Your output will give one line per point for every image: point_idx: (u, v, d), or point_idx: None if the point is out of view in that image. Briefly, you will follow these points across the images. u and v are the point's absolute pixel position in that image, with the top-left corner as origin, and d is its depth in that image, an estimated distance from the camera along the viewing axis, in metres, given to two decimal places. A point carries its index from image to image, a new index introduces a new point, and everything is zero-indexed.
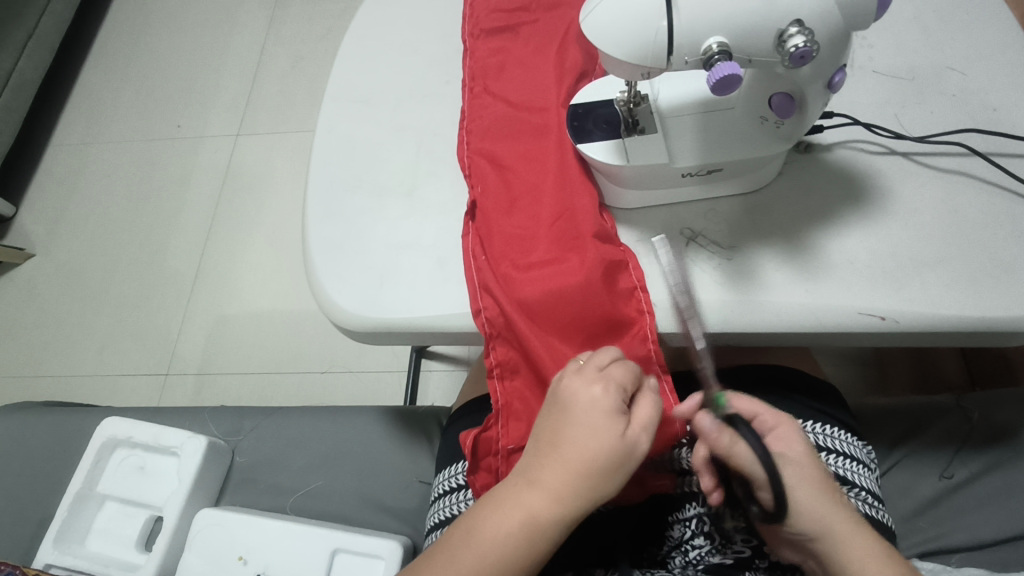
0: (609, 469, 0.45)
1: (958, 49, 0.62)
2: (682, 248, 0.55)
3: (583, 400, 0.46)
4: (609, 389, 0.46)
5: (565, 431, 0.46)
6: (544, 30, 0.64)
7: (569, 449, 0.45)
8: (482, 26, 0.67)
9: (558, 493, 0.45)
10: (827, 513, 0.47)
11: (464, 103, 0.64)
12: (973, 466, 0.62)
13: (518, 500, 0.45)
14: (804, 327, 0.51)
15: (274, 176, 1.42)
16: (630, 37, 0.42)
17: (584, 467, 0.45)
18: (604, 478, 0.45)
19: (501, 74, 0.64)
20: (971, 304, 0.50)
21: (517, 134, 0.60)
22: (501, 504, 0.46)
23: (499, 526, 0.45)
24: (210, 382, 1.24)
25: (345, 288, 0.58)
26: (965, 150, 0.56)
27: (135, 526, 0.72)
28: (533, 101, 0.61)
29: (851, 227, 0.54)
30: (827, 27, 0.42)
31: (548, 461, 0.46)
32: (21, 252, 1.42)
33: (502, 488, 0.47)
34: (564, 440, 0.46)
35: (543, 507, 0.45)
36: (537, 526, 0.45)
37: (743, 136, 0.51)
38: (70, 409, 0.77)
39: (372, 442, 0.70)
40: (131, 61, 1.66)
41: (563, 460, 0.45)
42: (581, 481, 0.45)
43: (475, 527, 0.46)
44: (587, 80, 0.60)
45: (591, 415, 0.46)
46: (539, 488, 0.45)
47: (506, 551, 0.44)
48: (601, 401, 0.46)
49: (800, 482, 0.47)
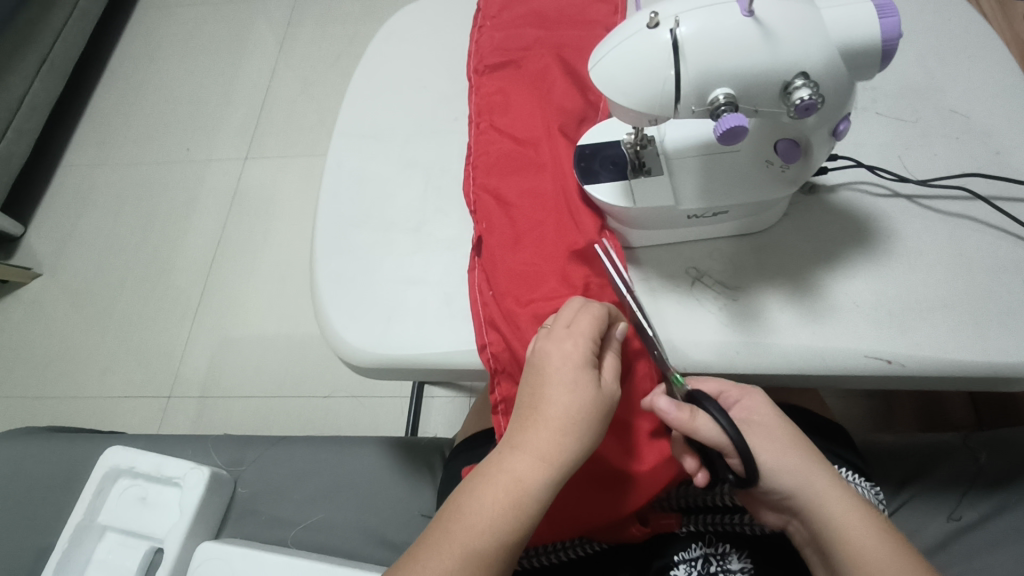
0: (589, 418, 0.46)
1: (960, 92, 0.62)
2: (687, 289, 0.55)
3: (556, 359, 0.47)
4: (581, 342, 0.47)
5: (543, 393, 0.46)
6: (547, 66, 0.65)
7: (550, 409, 0.46)
8: (488, 62, 0.67)
9: (541, 455, 0.45)
10: (795, 467, 0.49)
11: (469, 139, 0.65)
12: (981, 508, 0.61)
13: (506, 467, 0.45)
14: (811, 369, 0.51)
15: (280, 199, 1.44)
16: (637, 87, 0.43)
17: (565, 423, 0.45)
18: (587, 430, 0.45)
19: (506, 110, 0.64)
20: (977, 348, 0.50)
21: (522, 169, 0.60)
22: (488, 474, 0.46)
23: (486, 500, 0.45)
24: (212, 406, 1.24)
25: (351, 322, 0.58)
26: (968, 194, 0.57)
27: (134, 559, 0.71)
28: (539, 138, 0.61)
29: (856, 269, 0.54)
30: (831, 78, 0.43)
31: (527, 424, 0.46)
32: (29, 272, 1.43)
33: (485, 463, 0.47)
34: (543, 400, 0.46)
35: (530, 471, 0.45)
36: (524, 490, 0.44)
37: (750, 180, 0.51)
38: (74, 437, 0.77)
39: (375, 474, 0.70)
40: (142, 85, 1.69)
41: (542, 422, 0.46)
42: (564, 436, 0.45)
43: (466, 504, 0.45)
44: (591, 120, 0.61)
45: (565, 370, 0.46)
46: (524, 453, 0.45)
47: (500, 521, 0.44)
48: (573, 354, 0.46)
49: (766, 441, 0.50)
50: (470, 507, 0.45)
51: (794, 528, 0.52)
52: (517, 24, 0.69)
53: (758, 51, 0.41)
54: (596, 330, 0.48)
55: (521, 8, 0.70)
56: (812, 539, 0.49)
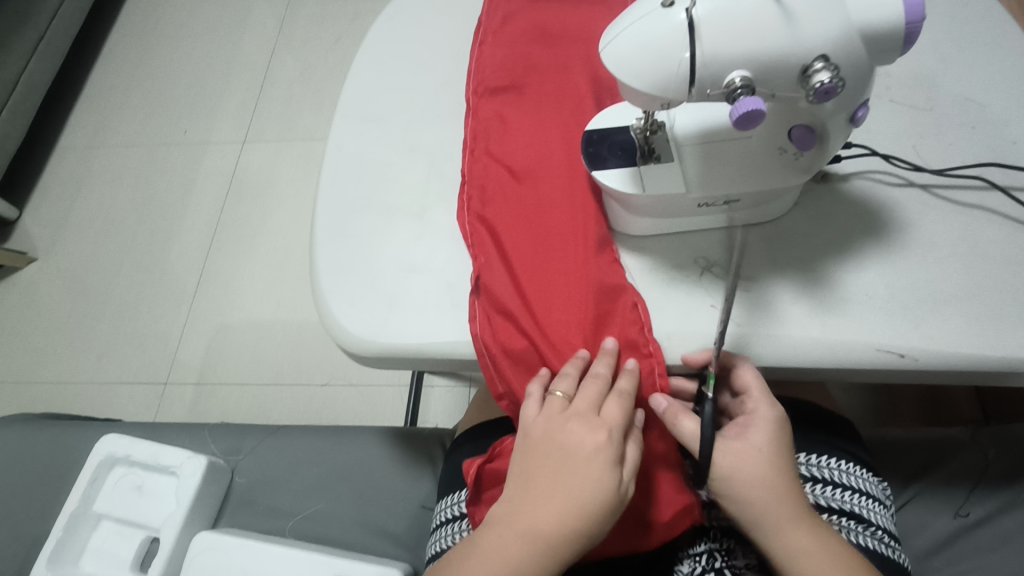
0: (602, 516, 0.46)
1: (977, 79, 0.61)
2: (695, 279, 0.54)
3: (584, 448, 0.48)
4: (609, 435, 0.48)
5: (560, 486, 0.47)
6: (551, 88, 0.62)
7: (565, 500, 0.47)
8: (486, 83, 0.64)
9: (545, 542, 0.46)
10: (752, 490, 0.47)
11: (466, 164, 0.61)
12: (988, 504, 0.61)
13: (503, 548, 0.46)
14: (820, 362, 0.50)
15: (278, 184, 1.42)
16: (650, 69, 0.42)
17: (576, 515, 0.46)
18: (595, 527, 0.46)
19: (506, 136, 0.61)
20: (991, 343, 0.49)
21: (520, 148, 0.60)
22: (493, 549, 0.47)
23: (484, 574, 0.46)
24: (209, 393, 1.23)
25: (352, 311, 0.57)
26: (984, 184, 0.56)
27: (130, 547, 0.71)
28: (535, 118, 0.61)
29: (868, 260, 0.53)
30: (851, 62, 0.41)
31: (539, 504, 0.47)
32: (24, 256, 1.41)
33: (484, 533, 0.48)
34: (560, 495, 0.47)
35: (536, 557, 0.46)
36: (523, 573, 0.46)
37: (762, 167, 0.50)
38: (69, 423, 0.76)
39: (374, 463, 0.69)
40: (139, 66, 1.66)
41: (556, 508, 0.47)
42: (576, 530, 0.46)
43: (462, 568, 0.47)
44: (599, 109, 0.60)
45: (584, 463, 0.47)
46: (528, 541, 0.46)
47: None
48: (593, 450, 0.48)
49: (736, 458, 0.47)
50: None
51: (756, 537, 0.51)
52: (519, 41, 0.65)
53: (776, 32, 0.40)
54: (620, 418, 0.49)
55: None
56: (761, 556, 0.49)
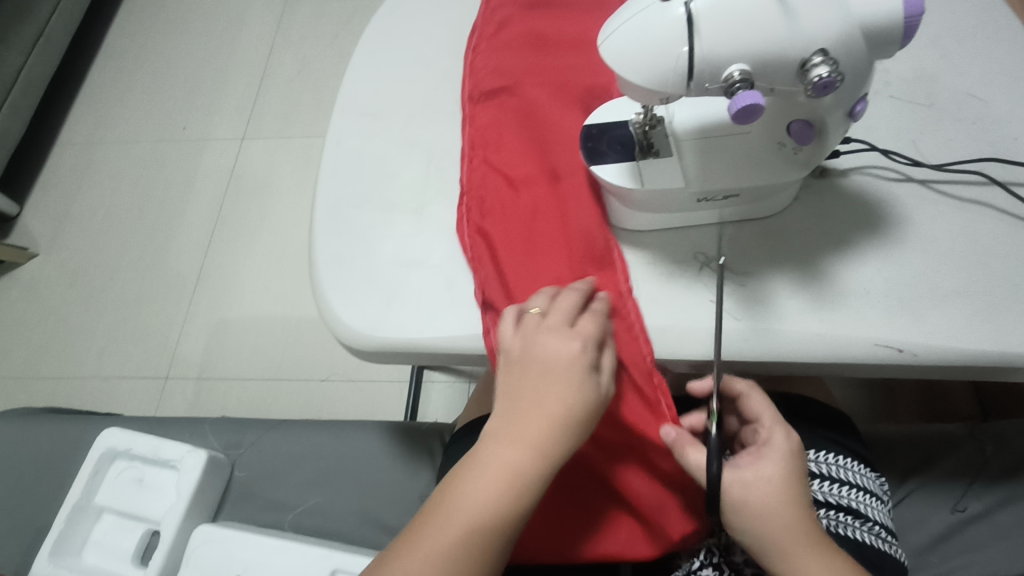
0: (582, 419, 0.48)
1: (977, 74, 0.61)
2: (695, 274, 0.54)
3: (562, 357, 0.49)
4: (584, 342, 0.49)
5: (538, 397, 0.48)
6: (548, 91, 0.63)
7: (548, 405, 0.48)
8: (484, 88, 0.65)
9: (536, 445, 0.47)
10: (764, 521, 0.46)
11: (464, 172, 0.62)
12: (986, 499, 0.61)
13: (498, 458, 0.47)
14: (818, 357, 0.50)
15: (277, 180, 1.42)
16: (648, 63, 0.42)
17: (562, 417, 0.47)
18: (580, 426, 0.48)
19: (503, 145, 0.62)
20: (989, 337, 0.49)
21: (504, 132, 0.62)
22: (482, 466, 0.47)
23: (480, 491, 0.46)
24: (210, 388, 1.23)
25: (351, 305, 0.57)
26: (984, 179, 0.56)
27: (131, 540, 0.71)
28: (512, 101, 0.64)
29: (867, 256, 0.53)
30: (850, 56, 0.41)
31: (524, 411, 0.48)
32: (24, 251, 1.41)
33: (476, 452, 0.48)
34: (539, 406, 0.48)
35: (526, 471, 0.46)
36: (518, 478, 0.46)
37: (760, 161, 0.50)
38: (69, 417, 0.77)
39: (374, 457, 0.69)
40: (139, 62, 1.66)
41: (541, 414, 0.47)
42: (559, 434, 0.47)
43: (457, 492, 0.47)
44: (585, 96, 0.62)
45: (558, 371, 0.48)
46: (521, 446, 0.47)
47: (494, 502, 0.46)
48: (567, 356, 0.49)
49: (748, 490, 0.46)
50: (466, 497, 0.46)
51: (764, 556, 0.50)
52: (517, 43, 0.66)
53: (775, 26, 0.40)
54: (593, 331, 0.50)
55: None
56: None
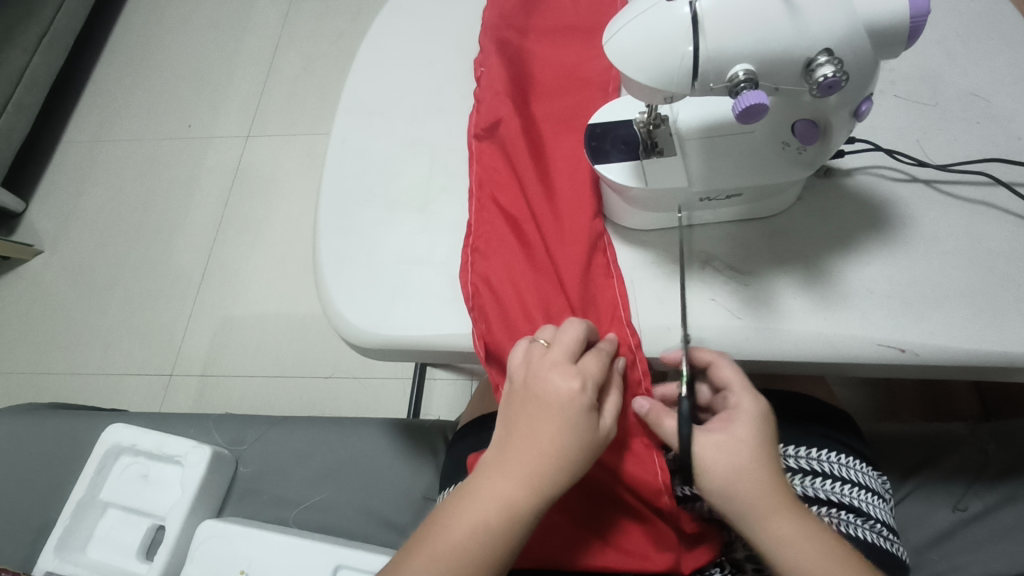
0: (579, 459, 0.46)
1: (981, 74, 0.61)
2: (698, 273, 0.54)
3: (561, 397, 0.47)
4: (586, 383, 0.47)
5: (535, 431, 0.47)
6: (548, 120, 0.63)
7: (546, 445, 0.46)
8: (483, 125, 0.62)
9: (532, 485, 0.46)
10: (738, 484, 0.46)
11: (470, 216, 0.59)
12: (988, 498, 0.61)
13: (494, 492, 0.46)
14: (822, 356, 0.50)
15: (281, 177, 1.42)
16: (653, 62, 0.42)
17: (560, 460, 0.46)
18: (578, 471, 0.46)
19: (510, 185, 0.59)
20: (992, 338, 0.49)
21: (499, 146, 0.61)
22: (476, 495, 0.47)
23: (474, 523, 0.46)
24: (213, 384, 1.23)
25: (354, 302, 0.57)
26: (988, 179, 0.56)
27: (136, 535, 0.72)
28: (503, 111, 0.62)
29: (870, 255, 0.53)
30: (856, 56, 0.41)
31: (521, 449, 0.47)
32: (30, 248, 1.42)
33: (473, 482, 0.48)
34: (534, 441, 0.46)
35: (516, 508, 0.45)
36: (512, 516, 0.45)
37: (764, 161, 0.50)
38: (74, 413, 0.77)
39: (377, 453, 0.69)
40: (144, 60, 1.67)
41: (538, 454, 0.46)
42: (554, 471, 0.46)
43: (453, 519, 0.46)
44: (576, 104, 0.62)
45: (557, 406, 0.47)
46: (515, 484, 0.46)
47: (484, 535, 0.45)
48: (568, 392, 0.47)
49: (721, 453, 0.47)
50: (459, 526, 0.46)
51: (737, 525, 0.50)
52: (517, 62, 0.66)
53: (779, 26, 0.40)
54: (596, 369, 0.48)
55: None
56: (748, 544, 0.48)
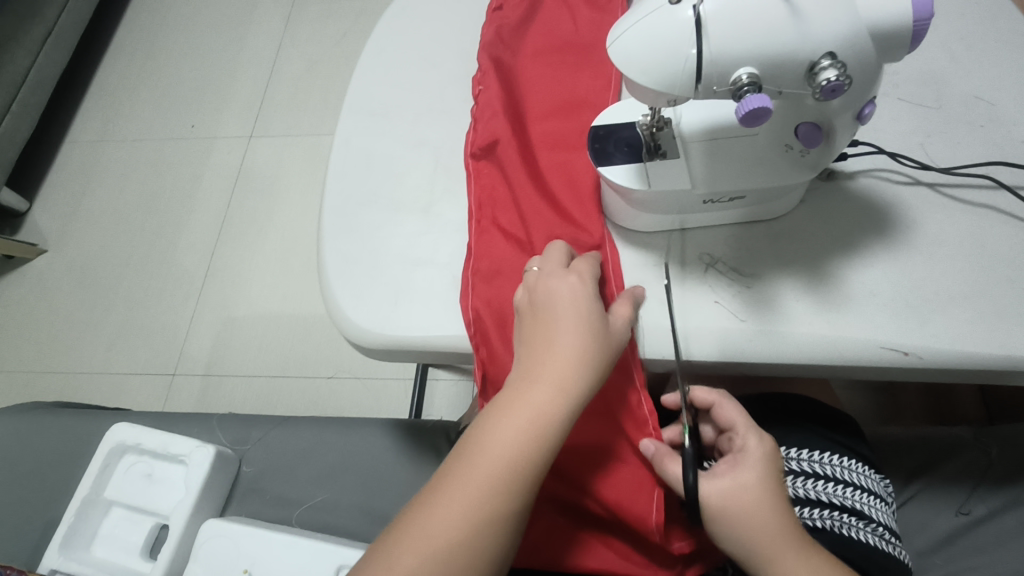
0: (600, 349, 0.47)
1: (985, 77, 0.61)
2: (700, 276, 0.54)
3: (565, 293, 0.49)
4: (584, 278, 0.50)
5: (552, 336, 0.47)
6: (548, 132, 0.62)
7: (565, 339, 0.47)
8: (480, 144, 0.63)
9: (560, 385, 0.46)
10: (749, 529, 0.47)
11: (471, 237, 0.58)
12: (991, 502, 0.61)
13: (523, 399, 0.45)
14: (825, 359, 0.50)
15: (284, 178, 1.43)
16: (656, 65, 0.42)
17: (583, 352, 0.47)
18: (601, 361, 0.47)
19: (510, 206, 0.60)
20: (996, 341, 0.49)
21: (497, 166, 0.62)
22: (507, 406, 0.46)
23: (507, 432, 0.44)
24: (216, 384, 1.24)
25: (358, 303, 0.57)
26: (992, 183, 0.56)
27: (140, 534, 0.72)
28: (499, 131, 0.63)
29: (874, 258, 0.53)
30: (860, 60, 0.41)
31: (543, 354, 0.47)
32: (35, 247, 1.42)
33: (497, 401, 0.47)
34: (553, 344, 0.47)
35: (550, 405, 0.45)
36: (543, 418, 0.45)
37: (767, 164, 0.50)
38: (79, 412, 0.77)
39: (380, 454, 0.70)
40: (148, 60, 1.67)
41: (560, 352, 0.47)
42: (580, 367, 0.46)
43: (483, 438, 0.45)
44: (575, 117, 0.62)
45: (568, 307, 0.48)
46: (542, 384, 0.46)
47: (519, 444, 0.44)
48: (577, 294, 0.49)
49: (730, 499, 0.47)
50: (490, 442, 0.45)
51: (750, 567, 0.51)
52: (514, 77, 0.66)
53: (783, 29, 0.40)
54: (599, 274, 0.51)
55: (522, 8, 0.69)
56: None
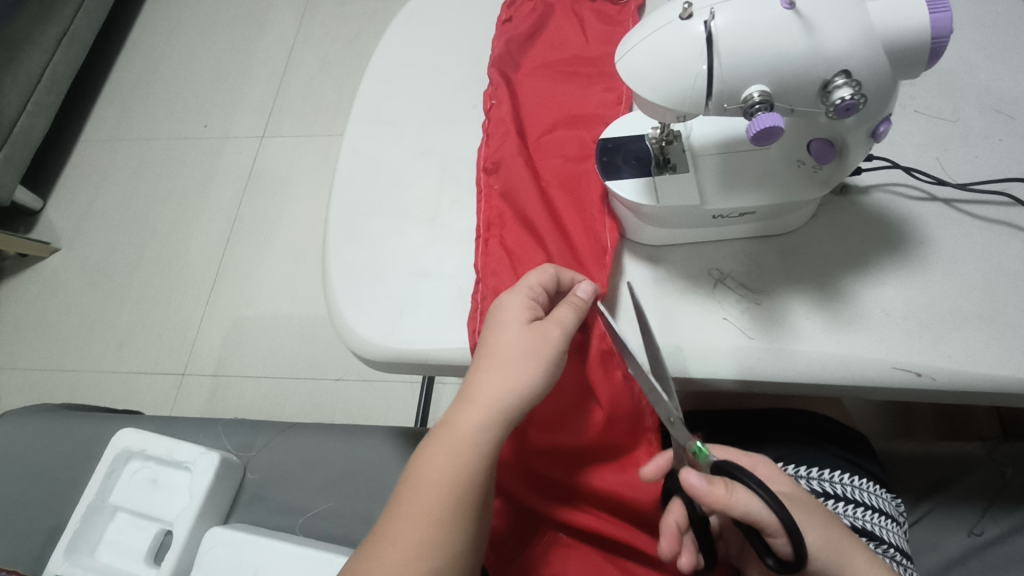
0: (522, 359, 0.48)
1: (1005, 89, 0.59)
2: (709, 291, 0.53)
3: (497, 308, 0.50)
4: (517, 293, 0.50)
5: (485, 351, 0.49)
6: (555, 151, 0.62)
7: (491, 355, 0.48)
8: (491, 160, 0.61)
9: (483, 402, 0.48)
10: (835, 543, 0.46)
11: (479, 257, 0.57)
12: (1004, 523, 0.59)
13: (452, 419, 0.48)
14: (837, 379, 0.49)
15: (295, 179, 1.43)
16: (666, 82, 0.41)
17: (501, 365, 0.48)
18: (521, 372, 0.47)
19: (519, 223, 0.59)
20: (1013, 364, 0.48)
21: (506, 183, 0.60)
22: (439, 429, 0.49)
23: (432, 453, 0.47)
24: (225, 384, 1.24)
25: (363, 315, 0.57)
26: (1009, 200, 0.54)
27: (145, 540, 0.72)
28: (507, 151, 0.61)
29: (885, 277, 0.52)
30: (875, 78, 0.40)
31: (474, 374, 0.49)
32: (48, 246, 1.44)
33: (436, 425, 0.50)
34: (482, 362, 0.49)
35: (477, 429, 0.47)
36: (463, 436, 0.47)
37: (779, 180, 0.49)
38: (87, 415, 0.78)
39: (384, 464, 0.69)
40: (161, 59, 1.68)
41: (485, 369, 0.48)
42: (500, 381, 0.48)
43: (418, 459, 0.48)
44: (581, 134, 0.62)
45: (503, 319, 0.49)
46: (467, 404, 0.48)
47: (441, 462, 0.47)
48: (510, 302, 0.49)
49: (805, 517, 0.46)
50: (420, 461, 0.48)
51: None
52: (523, 93, 0.65)
53: (796, 46, 0.39)
54: (546, 281, 0.50)
55: (532, 18, 0.68)
56: None
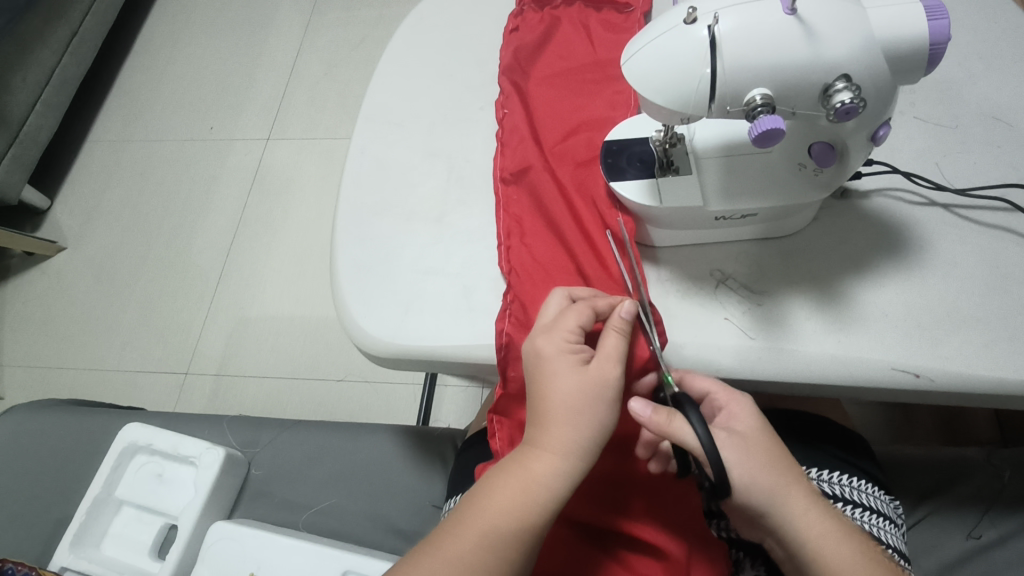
0: (587, 403, 0.47)
1: (1004, 96, 0.60)
2: (711, 292, 0.54)
3: (546, 353, 0.49)
4: (564, 334, 0.49)
5: (544, 398, 0.48)
6: (565, 154, 0.63)
7: (553, 400, 0.47)
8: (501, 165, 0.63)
9: (556, 449, 0.46)
10: (772, 487, 0.45)
11: (503, 263, 0.57)
12: (1002, 527, 0.60)
13: (522, 467, 0.47)
14: (838, 379, 0.50)
15: (299, 182, 1.44)
16: (670, 85, 0.42)
17: (569, 411, 0.47)
18: (590, 418, 0.47)
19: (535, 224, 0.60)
20: (1010, 366, 0.48)
21: (519, 186, 0.62)
22: (506, 473, 0.47)
23: (502, 500, 0.46)
24: (228, 384, 1.25)
25: (369, 311, 0.58)
26: (1008, 205, 0.55)
27: (150, 534, 0.73)
28: (520, 157, 0.63)
29: (885, 279, 0.53)
30: (874, 83, 0.42)
31: (541, 424, 0.48)
32: (54, 245, 1.45)
33: (495, 470, 0.49)
34: (545, 410, 0.47)
35: (552, 476, 0.46)
36: (534, 482, 0.46)
37: (781, 183, 0.50)
38: (93, 410, 0.79)
39: (387, 461, 0.70)
40: (169, 61, 1.70)
41: (552, 416, 0.47)
42: (573, 429, 0.47)
43: (482, 502, 0.47)
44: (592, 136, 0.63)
45: (556, 364, 0.48)
46: (536, 451, 0.47)
47: (511, 507, 0.46)
48: (558, 345, 0.49)
49: (745, 454, 0.46)
50: (486, 503, 0.47)
51: (770, 543, 0.49)
52: (531, 99, 0.66)
53: (797, 51, 0.40)
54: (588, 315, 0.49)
55: (540, 27, 0.69)
56: (791, 557, 0.47)
